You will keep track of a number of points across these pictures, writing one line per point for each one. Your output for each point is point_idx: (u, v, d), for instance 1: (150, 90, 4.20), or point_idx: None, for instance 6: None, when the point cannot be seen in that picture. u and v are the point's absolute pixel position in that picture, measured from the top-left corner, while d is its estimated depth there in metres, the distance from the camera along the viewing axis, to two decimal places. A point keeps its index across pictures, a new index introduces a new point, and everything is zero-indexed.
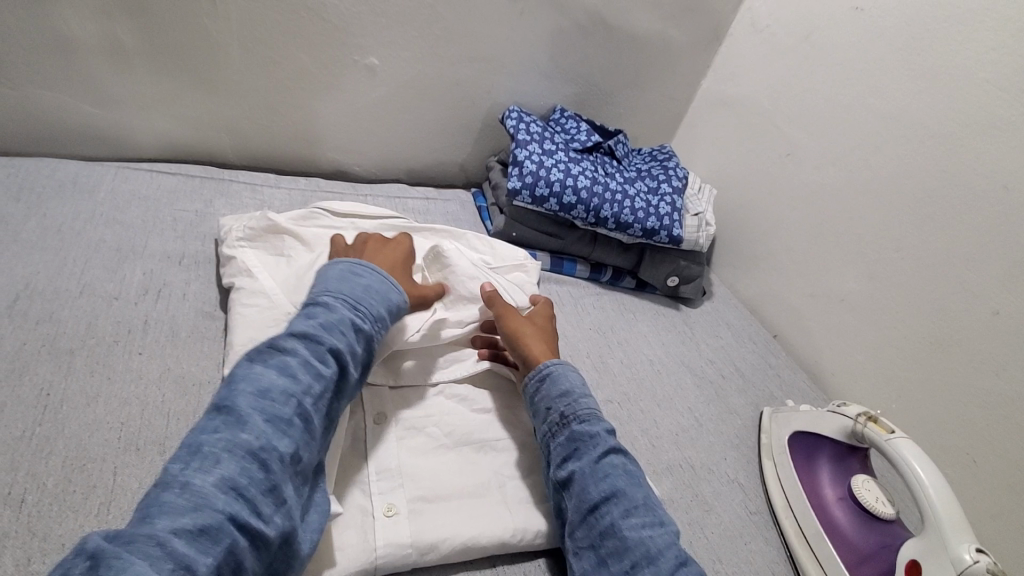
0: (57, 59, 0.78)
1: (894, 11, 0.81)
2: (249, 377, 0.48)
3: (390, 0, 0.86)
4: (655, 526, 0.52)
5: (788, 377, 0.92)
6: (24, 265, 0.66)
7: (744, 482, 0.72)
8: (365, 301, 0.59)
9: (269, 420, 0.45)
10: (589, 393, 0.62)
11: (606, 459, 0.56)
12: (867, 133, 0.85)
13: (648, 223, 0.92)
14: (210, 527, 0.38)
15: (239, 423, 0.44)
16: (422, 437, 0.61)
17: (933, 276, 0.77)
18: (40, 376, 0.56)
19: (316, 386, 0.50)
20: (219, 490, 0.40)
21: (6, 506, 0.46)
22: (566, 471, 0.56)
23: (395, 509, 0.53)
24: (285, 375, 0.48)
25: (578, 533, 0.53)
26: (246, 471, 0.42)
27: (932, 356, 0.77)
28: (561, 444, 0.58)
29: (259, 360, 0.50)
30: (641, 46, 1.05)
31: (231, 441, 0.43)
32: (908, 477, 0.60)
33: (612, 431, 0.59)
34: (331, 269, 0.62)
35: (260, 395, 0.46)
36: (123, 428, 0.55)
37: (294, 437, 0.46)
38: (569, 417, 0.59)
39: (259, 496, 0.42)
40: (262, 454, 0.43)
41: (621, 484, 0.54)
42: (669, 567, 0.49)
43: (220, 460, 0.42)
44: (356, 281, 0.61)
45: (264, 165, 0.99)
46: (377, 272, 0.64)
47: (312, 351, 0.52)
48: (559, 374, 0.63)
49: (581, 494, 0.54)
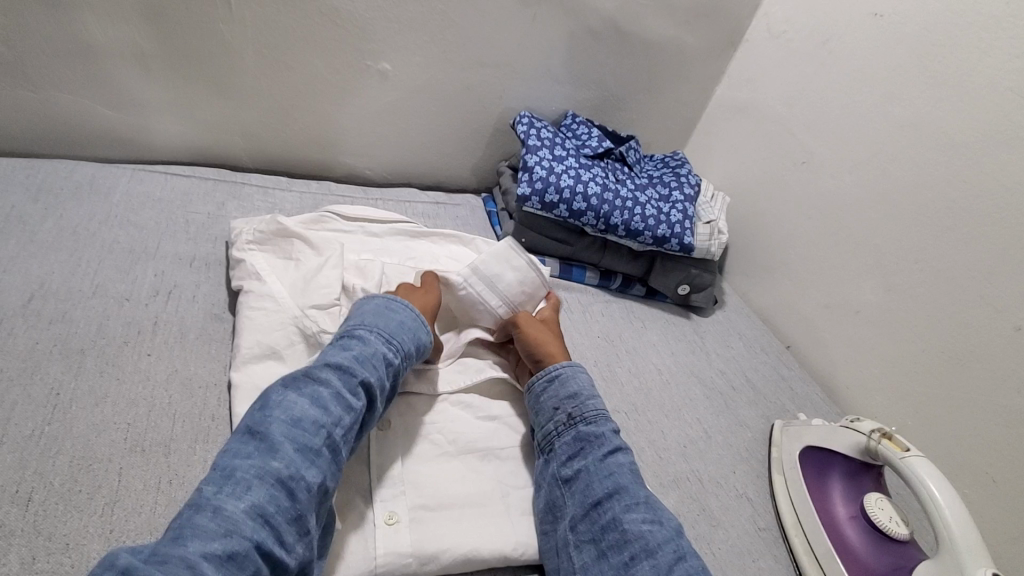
0: (78, 62, 0.79)
1: (914, 18, 0.80)
2: (283, 404, 0.50)
3: (403, 6, 0.87)
4: (657, 522, 0.53)
5: (800, 389, 0.90)
6: (39, 265, 0.67)
7: (753, 497, 0.70)
8: (398, 336, 0.60)
9: (299, 449, 0.47)
10: (597, 395, 0.65)
11: (611, 458, 0.59)
12: (886, 141, 0.83)
13: (659, 230, 0.91)
14: (236, 553, 0.41)
15: (271, 450, 0.47)
16: (425, 444, 0.60)
17: (954, 289, 0.75)
18: (51, 376, 0.57)
19: (345, 418, 0.52)
20: (248, 517, 0.43)
21: (13, 504, 0.47)
22: (572, 468, 0.58)
23: (396, 517, 0.52)
24: (317, 406, 0.50)
25: (580, 527, 0.54)
26: (274, 499, 0.44)
27: (952, 371, 0.75)
28: (567, 443, 0.60)
29: (294, 386, 0.51)
30: (655, 52, 1.04)
31: (263, 468, 0.45)
32: (921, 496, 0.58)
33: (617, 431, 0.62)
34: (367, 303, 0.64)
35: (292, 424, 0.49)
36: (130, 429, 0.55)
37: (322, 468, 0.48)
38: (577, 417, 0.62)
39: (284, 524, 0.44)
40: (291, 483, 0.45)
41: (624, 481, 0.56)
42: (667, 560, 0.50)
43: (251, 486, 0.44)
44: (392, 315, 0.62)
45: (276, 167, 1.00)
46: (411, 310, 0.65)
47: (345, 382, 0.53)
48: (568, 376, 0.66)
49: (585, 490, 0.56)
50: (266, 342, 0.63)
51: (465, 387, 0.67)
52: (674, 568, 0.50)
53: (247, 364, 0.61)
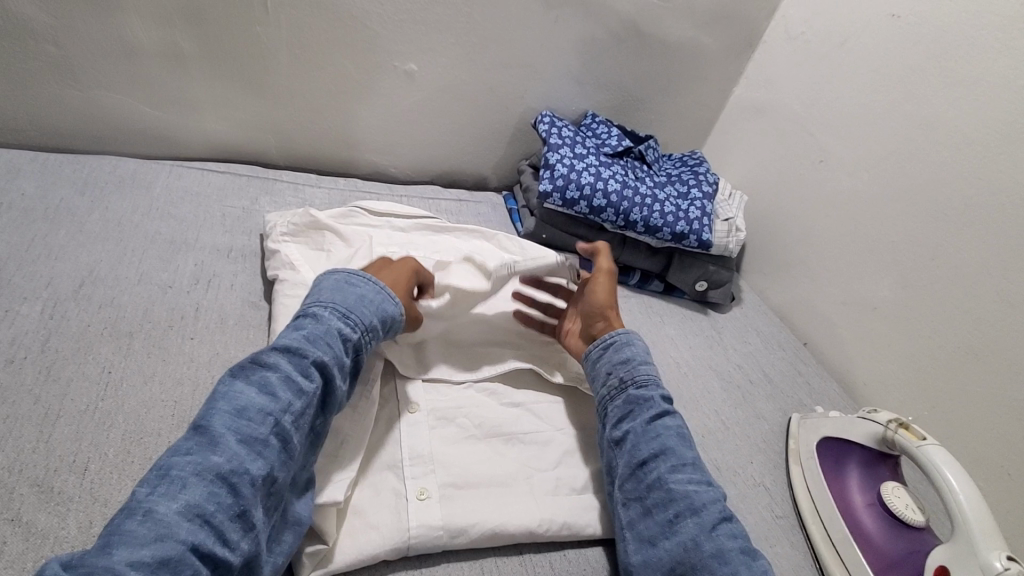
0: (122, 64, 0.84)
1: (931, 19, 0.81)
2: (228, 395, 0.48)
3: (430, 9, 0.90)
4: (702, 484, 0.56)
5: (817, 384, 0.91)
6: (88, 253, 0.71)
7: (771, 486, 0.71)
8: (356, 310, 0.58)
9: (242, 441, 0.45)
10: (650, 361, 0.67)
11: (659, 420, 0.61)
12: (903, 140, 0.84)
13: (677, 227, 0.93)
14: (170, 558, 0.38)
15: (211, 445, 0.44)
16: (453, 427, 0.63)
17: (972, 285, 0.76)
18: (102, 356, 0.60)
19: (296, 403, 0.49)
20: (183, 519, 0.40)
21: (72, 472, 0.50)
22: (621, 430, 0.61)
23: (427, 493, 0.55)
24: (263, 394, 0.48)
25: (627, 486, 0.57)
26: (214, 496, 0.42)
27: (970, 366, 0.76)
28: (618, 406, 0.63)
29: (242, 375, 0.50)
30: (674, 53, 1.06)
31: (200, 465, 0.43)
32: (938, 481, 0.59)
33: (667, 397, 0.64)
34: (326, 279, 0.62)
35: (235, 414, 0.46)
36: (176, 406, 0.58)
37: (269, 459, 0.46)
38: (628, 382, 0.64)
39: (226, 521, 0.42)
40: (232, 478, 0.43)
41: (670, 443, 0.59)
42: (712, 519, 0.53)
43: (187, 485, 0.42)
44: (350, 290, 0.60)
45: (305, 165, 1.04)
46: (372, 281, 0.62)
47: (295, 365, 0.51)
48: (622, 343, 0.68)
49: (633, 450, 0.59)
50: None
51: (492, 375, 0.70)
52: (718, 526, 0.52)
53: None
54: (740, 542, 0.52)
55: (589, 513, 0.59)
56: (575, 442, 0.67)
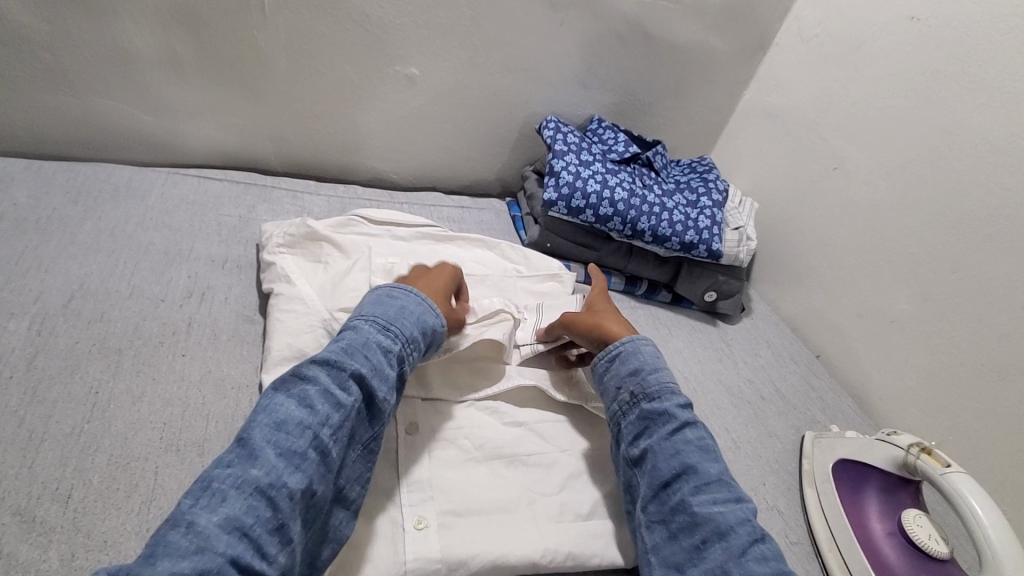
0: (118, 70, 0.82)
1: (953, 21, 0.78)
2: (270, 408, 0.49)
3: (432, 12, 0.87)
4: (728, 502, 0.52)
5: (831, 400, 0.88)
6: (79, 266, 0.69)
7: (784, 510, 0.69)
8: (396, 322, 0.58)
9: (281, 453, 0.45)
10: (661, 368, 0.64)
11: (678, 435, 0.58)
12: (922, 146, 0.81)
13: (686, 236, 0.90)
14: (209, 570, 0.38)
15: (251, 457, 0.45)
16: (453, 449, 0.61)
17: (995, 299, 0.73)
18: (90, 375, 0.58)
19: (334, 416, 0.49)
20: (223, 531, 0.40)
21: (54, 501, 0.48)
22: (638, 448, 0.58)
23: (425, 522, 0.53)
24: (303, 407, 0.49)
25: (650, 507, 0.55)
26: (253, 509, 0.42)
27: (993, 385, 0.73)
28: (631, 423, 0.61)
29: (282, 388, 0.50)
30: (683, 56, 1.03)
31: (240, 477, 0.43)
32: (965, 514, 0.56)
33: (684, 405, 0.60)
34: (369, 295, 0.64)
35: (274, 427, 0.47)
36: (164, 428, 0.56)
37: (307, 473, 0.46)
38: (640, 396, 0.62)
39: (264, 534, 0.42)
40: (271, 491, 0.43)
41: (691, 460, 0.55)
42: (741, 543, 0.49)
43: (226, 497, 0.42)
44: (390, 303, 0.61)
45: (304, 171, 1.01)
46: (415, 294, 0.63)
47: (333, 378, 0.52)
48: (629, 353, 0.66)
49: (653, 470, 0.56)
50: (296, 345, 0.63)
51: (493, 393, 0.67)
52: (748, 551, 0.49)
53: (277, 366, 0.61)
54: (774, 564, 0.48)
55: (596, 542, 0.57)
56: (580, 464, 0.64)
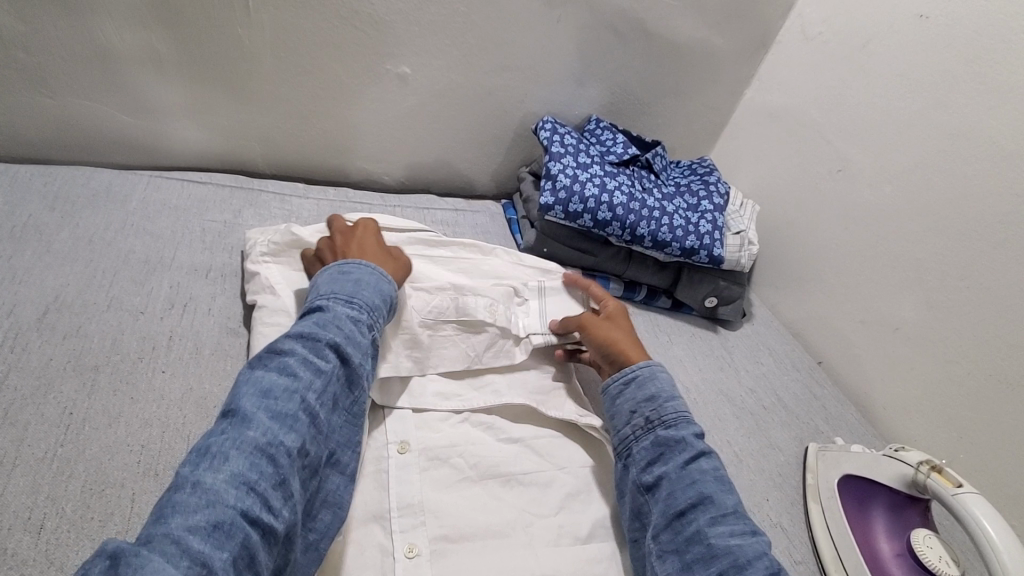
0: (94, 69, 0.78)
1: (964, 20, 0.75)
2: (251, 380, 0.48)
3: (424, 8, 0.84)
4: (745, 535, 0.51)
5: (834, 409, 0.86)
6: (55, 276, 0.66)
7: (788, 527, 0.67)
8: (358, 293, 0.58)
9: (273, 416, 0.45)
10: (677, 397, 0.63)
11: (693, 464, 0.56)
12: (931, 150, 0.78)
13: (687, 242, 0.88)
14: (223, 522, 0.39)
15: (244, 421, 0.44)
16: (446, 468, 0.58)
17: (1004, 308, 0.71)
18: (65, 395, 0.55)
19: (317, 382, 0.50)
20: (230, 486, 0.41)
21: (25, 532, 0.46)
22: (652, 474, 0.57)
23: (417, 550, 0.51)
24: (285, 375, 0.48)
25: (663, 537, 0.52)
26: (255, 466, 0.42)
27: (1001, 396, 0.71)
28: (645, 448, 0.59)
29: (259, 362, 0.49)
30: (683, 54, 1.00)
31: (238, 439, 0.43)
32: (976, 536, 0.54)
33: (699, 435, 0.59)
34: (320, 275, 0.61)
35: (262, 395, 0.46)
36: (143, 451, 0.53)
37: (301, 433, 0.46)
38: (655, 421, 0.60)
39: (269, 489, 0.42)
40: (270, 449, 0.44)
41: (708, 489, 0.54)
42: None
43: (228, 457, 0.42)
44: (347, 276, 0.60)
45: (293, 173, 0.98)
46: (367, 266, 0.62)
47: (310, 348, 0.51)
48: (645, 378, 0.64)
49: (668, 498, 0.54)
50: None
51: (487, 409, 0.65)
52: None
53: None
54: None
55: (594, 567, 0.55)
56: (578, 482, 0.61)
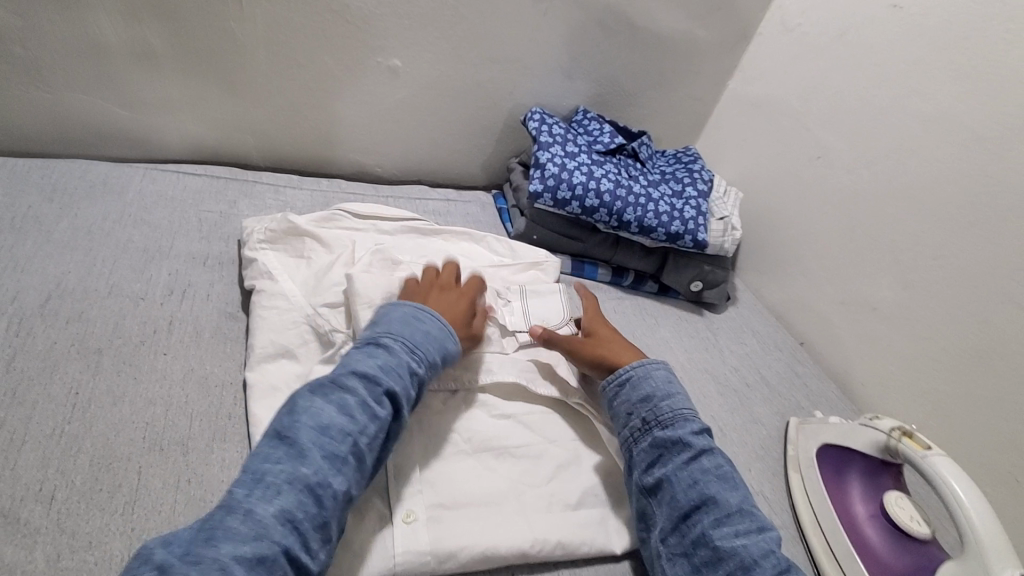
0: (90, 63, 0.80)
1: (935, 10, 0.78)
2: (310, 411, 0.49)
3: (414, 2, 0.86)
4: (750, 534, 0.52)
5: (815, 387, 0.89)
6: (56, 265, 0.68)
7: (769, 495, 0.70)
8: (423, 346, 0.58)
9: (326, 455, 0.47)
10: (671, 396, 0.63)
11: (694, 463, 0.58)
12: (905, 135, 0.81)
13: (672, 227, 0.90)
14: (267, 558, 0.41)
15: (299, 455, 0.46)
16: (441, 442, 0.61)
17: (974, 285, 0.74)
18: (70, 375, 0.57)
19: (371, 427, 0.50)
20: (278, 522, 0.42)
21: (37, 503, 0.47)
22: (653, 476, 0.58)
23: (414, 516, 0.53)
24: (343, 415, 0.49)
25: (671, 540, 0.54)
26: (303, 504, 0.44)
27: (973, 370, 0.74)
28: (645, 451, 0.60)
29: (320, 392, 0.51)
30: (667, 46, 1.03)
31: (292, 474, 0.45)
32: (945, 494, 0.57)
33: (700, 431, 0.60)
34: (394, 309, 0.61)
35: (320, 431, 0.48)
36: (148, 427, 0.55)
37: (348, 476, 0.47)
38: (652, 422, 0.61)
39: (312, 529, 0.44)
40: (318, 489, 0.45)
41: (711, 490, 0.55)
42: None
43: (281, 490, 0.44)
44: (417, 326, 0.60)
45: (286, 165, 1.00)
46: (439, 319, 0.63)
47: (371, 391, 0.52)
48: (640, 378, 0.65)
49: (671, 500, 0.56)
50: (279, 341, 0.63)
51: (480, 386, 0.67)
52: None
53: (261, 364, 0.61)
54: None
55: (584, 531, 0.58)
56: (569, 454, 0.64)
